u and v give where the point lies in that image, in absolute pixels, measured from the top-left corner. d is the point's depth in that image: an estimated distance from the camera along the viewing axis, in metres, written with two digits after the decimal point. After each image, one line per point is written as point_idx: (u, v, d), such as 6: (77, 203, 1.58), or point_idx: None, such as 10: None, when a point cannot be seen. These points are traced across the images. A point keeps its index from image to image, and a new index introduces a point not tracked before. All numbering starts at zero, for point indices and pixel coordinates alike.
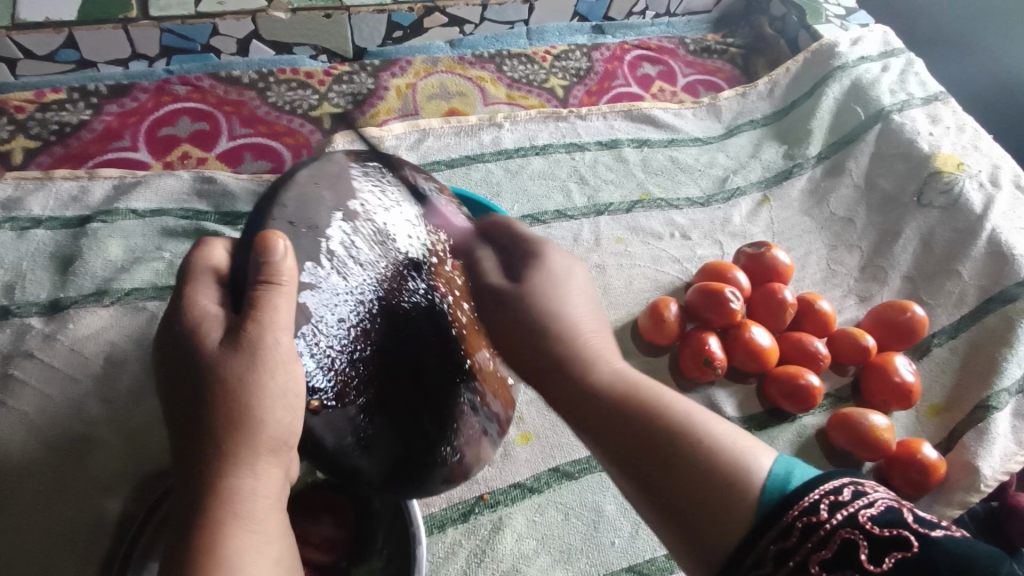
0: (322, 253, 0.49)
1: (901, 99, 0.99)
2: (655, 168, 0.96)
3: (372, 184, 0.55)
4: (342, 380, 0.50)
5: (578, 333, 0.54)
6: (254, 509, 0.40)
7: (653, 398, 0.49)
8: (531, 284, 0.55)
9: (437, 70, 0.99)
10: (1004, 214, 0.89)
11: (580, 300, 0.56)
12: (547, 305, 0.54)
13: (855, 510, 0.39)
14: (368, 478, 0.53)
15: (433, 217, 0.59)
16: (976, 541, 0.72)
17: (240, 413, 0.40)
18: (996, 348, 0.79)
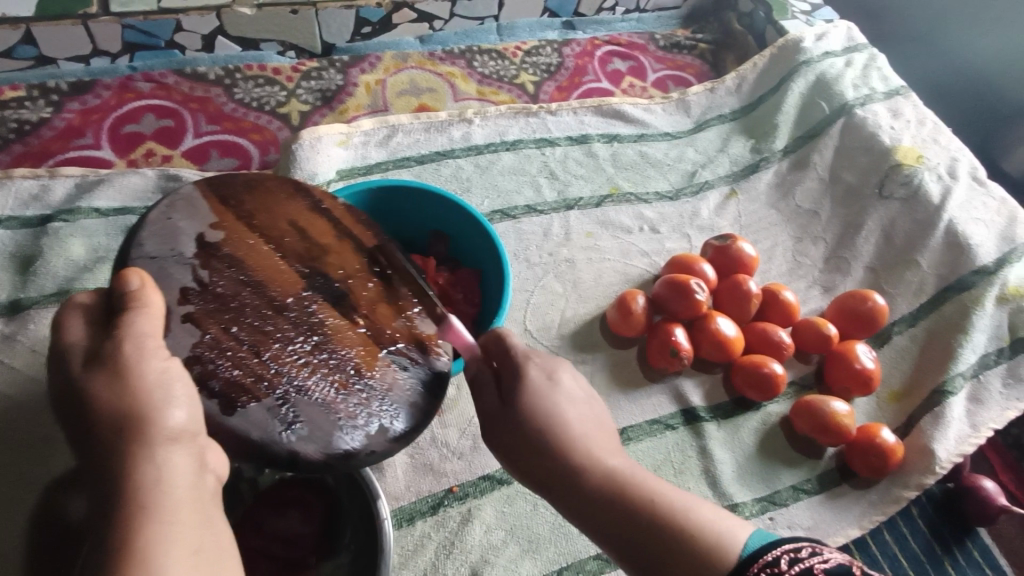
0: (193, 276, 0.54)
1: (864, 94, 1.01)
2: (624, 162, 0.97)
3: (240, 198, 0.59)
4: (245, 379, 0.52)
5: (574, 431, 0.53)
6: (160, 498, 0.40)
7: (637, 487, 0.50)
8: (529, 380, 0.54)
9: (406, 67, 0.99)
10: (961, 205, 0.91)
11: (573, 395, 0.55)
12: (544, 408, 0.53)
13: (810, 565, 0.44)
14: (310, 463, 0.52)
15: (321, 204, 0.62)
16: (931, 521, 0.75)
17: (131, 415, 0.42)
18: (952, 336, 0.82)
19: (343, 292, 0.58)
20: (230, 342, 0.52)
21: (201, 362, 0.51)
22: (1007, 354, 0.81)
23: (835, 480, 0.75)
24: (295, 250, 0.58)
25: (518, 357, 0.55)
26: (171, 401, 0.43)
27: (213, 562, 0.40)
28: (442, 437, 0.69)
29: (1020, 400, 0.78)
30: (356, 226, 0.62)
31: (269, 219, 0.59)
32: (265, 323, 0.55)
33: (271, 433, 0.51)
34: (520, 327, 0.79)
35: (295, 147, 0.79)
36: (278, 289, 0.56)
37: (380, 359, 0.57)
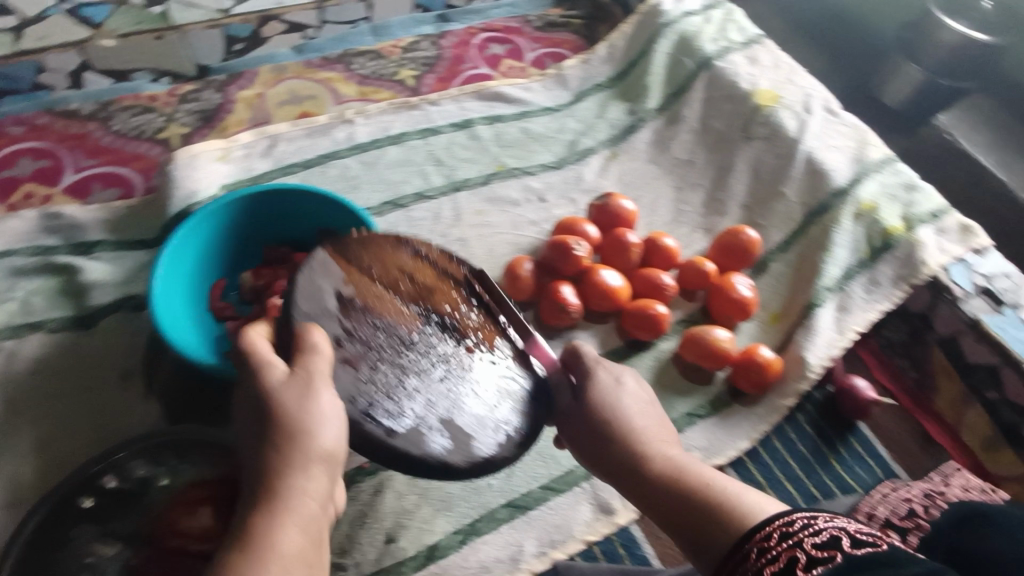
0: (341, 325, 0.59)
1: (722, 46, 1.08)
2: (507, 140, 1.02)
3: (357, 253, 0.63)
4: (392, 408, 0.58)
5: (638, 429, 0.60)
6: (293, 504, 0.47)
7: (696, 479, 0.55)
8: (597, 380, 0.63)
9: (285, 78, 1.01)
10: (817, 135, 0.98)
11: (640, 400, 0.63)
12: (604, 404, 0.61)
13: (847, 524, 0.45)
14: (455, 469, 0.58)
15: (419, 249, 0.67)
16: (816, 424, 0.83)
17: (289, 428, 0.49)
18: (817, 255, 0.89)
19: (452, 320, 0.65)
20: (389, 377, 0.59)
21: (359, 399, 0.57)
22: (867, 263, 0.88)
23: (725, 401, 0.82)
24: (408, 292, 0.64)
25: (589, 362, 0.64)
26: (330, 418, 0.50)
27: (312, 561, 0.47)
28: None
29: (880, 302, 0.86)
30: (445, 262, 0.68)
31: (382, 271, 0.64)
32: (401, 356, 0.61)
33: (437, 449, 0.57)
34: None
35: (171, 169, 0.81)
36: (402, 325, 0.62)
37: (491, 365, 0.64)
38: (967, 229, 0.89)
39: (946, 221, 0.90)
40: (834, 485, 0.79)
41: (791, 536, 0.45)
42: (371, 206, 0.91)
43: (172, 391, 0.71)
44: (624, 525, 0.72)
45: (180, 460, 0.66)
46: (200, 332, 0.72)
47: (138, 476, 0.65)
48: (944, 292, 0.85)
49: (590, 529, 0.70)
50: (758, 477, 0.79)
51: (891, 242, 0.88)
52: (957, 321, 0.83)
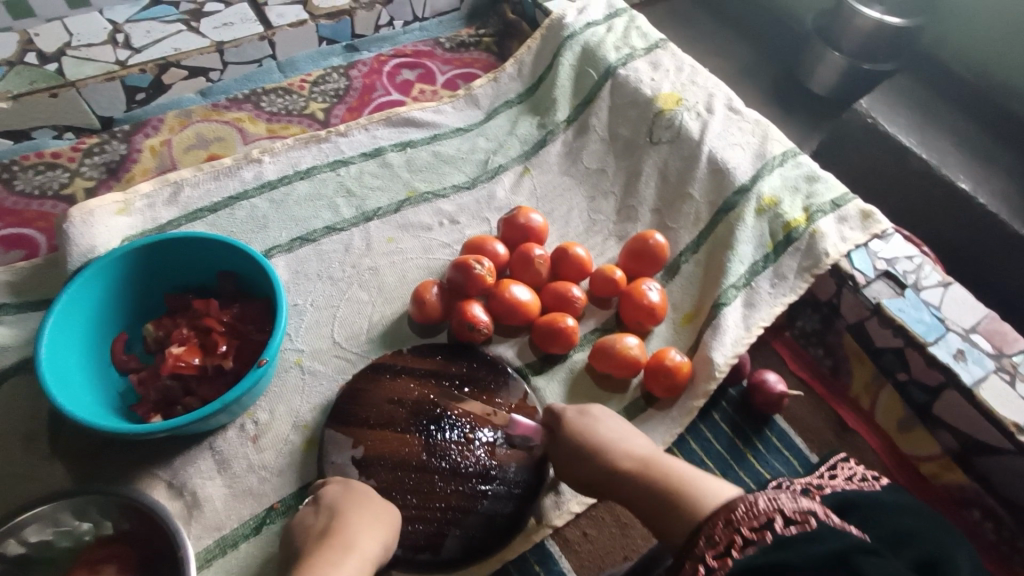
0: (367, 486, 0.71)
1: (624, 54, 1.09)
2: (418, 165, 1.03)
3: (348, 407, 0.76)
4: (431, 527, 0.69)
5: (611, 444, 0.67)
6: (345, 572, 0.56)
7: (662, 472, 0.62)
8: (567, 418, 0.70)
9: (192, 122, 1.01)
10: (719, 134, 1.00)
11: (613, 419, 0.71)
12: (580, 433, 0.68)
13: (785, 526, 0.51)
14: (495, 544, 0.69)
15: (395, 365, 0.79)
16: (732, 420, 0.83)
17: (342, 541, 0.59)
18: (723, 253, 0.91)
19: (444, 424, 0.76)
20: (409, 505, 0.70)
21: (409, 533, 0.69)
22: (772, 257, 0.89)
23: (641, 407, 0.82)
24: (403, 420, 0.76)
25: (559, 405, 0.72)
26: (369, 548, 0.60)
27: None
28: (259, 461, 0.73)
29: (786, 295, 0.87)
30: (425, 363, 0.80)
31: (365, 403, 0.76)
32: (420, 481, 0.72)
33: (467, 548, 0.69)
34: (329, 341, 0.83)
35: (66, 227, 0.80)
36: (407, 454, 0.73)
37: (488, 451, 0.74)
38: (868, 215, 0.90)
39: (847, 209, 0.91)
40: (751, 481, 0.79)
41: (734, 521, 0.52)
42: (280, 243, 0.91)
43: (79, 451, 0.71)
44: (539, 541, 0.73)
45: (79, 520, 0.64)
46: (102, 387, 0.72)
47: (40, 539, 0.63)
48: (848, 279, 0.85)
49: (502, 550, 0.70)
50: None
51: (793, 235, 0.89)
52: (861, 307, 0.84)
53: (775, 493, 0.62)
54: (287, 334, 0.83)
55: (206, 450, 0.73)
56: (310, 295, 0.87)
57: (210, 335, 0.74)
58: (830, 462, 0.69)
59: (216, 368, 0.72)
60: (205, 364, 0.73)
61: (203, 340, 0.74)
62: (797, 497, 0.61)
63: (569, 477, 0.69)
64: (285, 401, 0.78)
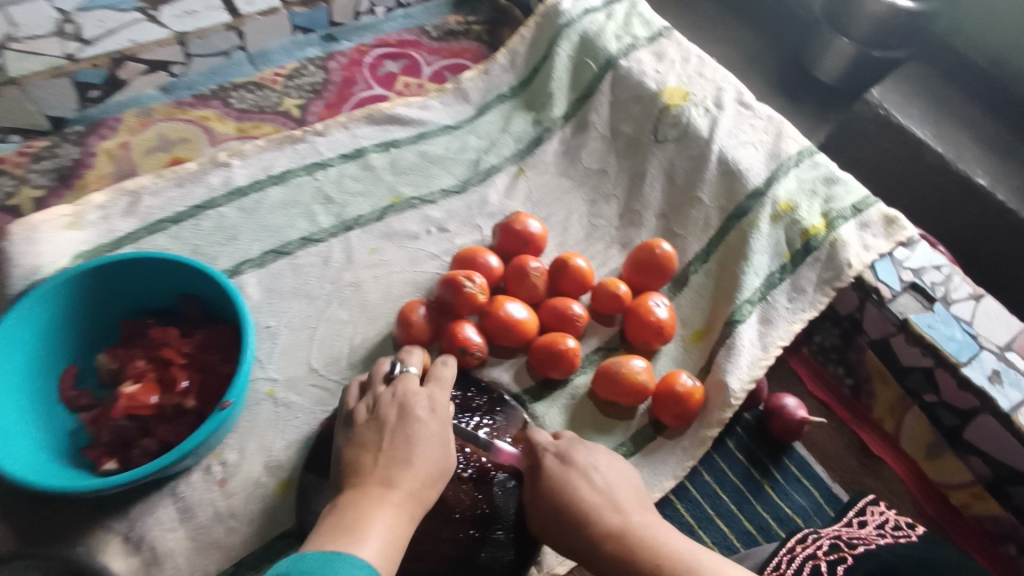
0: None
1: (626, 43, 1.01)
2: (403, 167, 0.94)
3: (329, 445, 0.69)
4: None
5: (591, 505, 0.58)
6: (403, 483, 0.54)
7: (651, 549, 0.53)
8: (547, 469, 0.62)
9: (153, 121, 0.92)
10: (730, 132, 0.92)
11: (609, 464, 0.63)
12: (562, 489, 0.60)
13: None
14: None
15: None
16: (749, 448, 0.77)
17: (401, 457, 0.55)
18: (736, 264, 0.83)
19: None
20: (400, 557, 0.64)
21: None
22: (789, 268, 0.82)
23: (650, 436, 0.75)
24: None
25: (542, 449, 0.64)
26: (429, 458, 0.56)
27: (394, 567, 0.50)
28: (227, 509, 0.67)
29: (804, 311, 0.80)
30: None
31: None
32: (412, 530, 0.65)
33: None
34: (306, 368, 0.76)
35: (6, 245, 0.73)
36: None
37: (488, 494, 0.67)
38: (892, 221, 0.83)
39: (869, 214, 0.83)
40: (769, 516, 0.73)
41: None
42: (251, 257, 0.83)
43: (26, 503, 0.64)
44: None
45: None
46: (48, 430, 0.65)
47: None
48: (872, 293, 0.78)
49: None
50: (688, 516, 0.73)
51: (812, 243, 0.82)
52: (886, 322, 0.77)
53: (801, 548, 0.56)
54: (259, 361, 0.75)
55: (167, 497, 0.66)
56: (284, 315, 0.79)
57: (169, 369, 0.66)
58: (857, 504, 0.63)
59: (175, 407, 0.65)
60: (164, 403, 0.65)
61: (160, 375, 0.67)
62: (826, 557, 0.55)
63: (548, 540, 0.60)
64: (257, 438, 0.71)
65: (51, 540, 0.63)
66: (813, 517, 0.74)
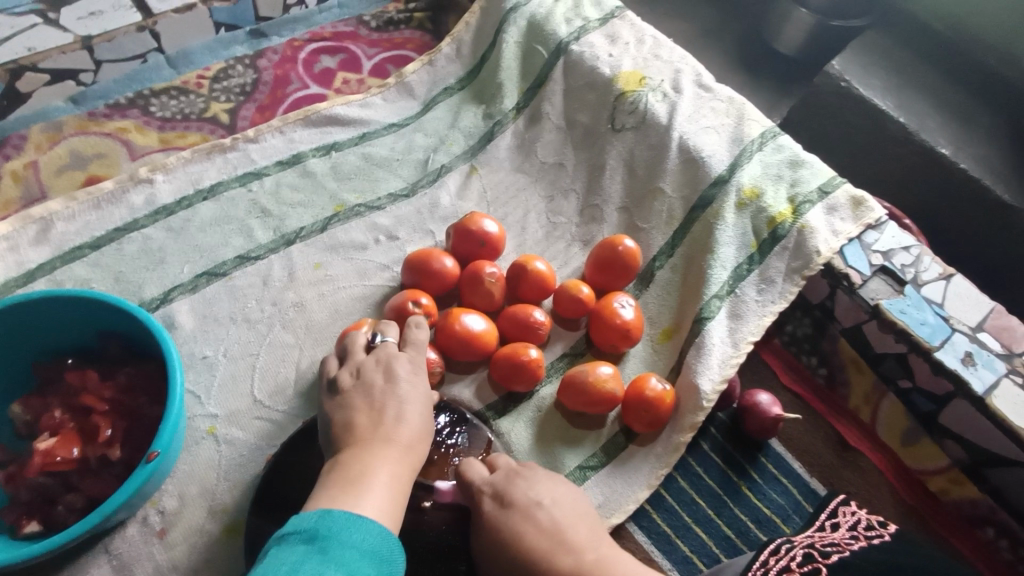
0: None
1: (577, 26, 0.95)
2: (346, 172, 0.88)
3: (277, 486, 0.63)
4: None
5: (542, 549, 0.54)
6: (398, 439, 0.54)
7: None
8: (488, 516, 0.58)
9: (64, 137, 0.84)
10: (689, 117, 0.88)
11: (556, 497, 0.59)
12: (507, 534, 0.56)
13: None
14: None
15: None
16: (724, 449, 0.74)
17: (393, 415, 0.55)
18: (702, 256, 0.80)
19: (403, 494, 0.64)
20: None
21: None
22: (757, 258, 0.79)
23: (621, 445, 0.72)
24: None
25: (478, 492, 0.59)
26: (422, 418, 0.56)
27: (396, 518, 0.50)
28: (168, 563, 0.61)
29: (774, 303, 0.77)
30: None
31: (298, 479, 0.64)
32: None
33: None
34: (248, 401, 0.70)
35: None
36: None
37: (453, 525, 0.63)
38: (859, 203, 0.80)
39: (836, 197, 0.80)
40: (749, 519, 0.70)
41: None
42: (181, 282, 0.76)
43: None
44: None
45: None
46: None
47: None
48: (842, 279, 0.75)
49: None
50: (665, 527, 0.70)
51: (779, 231, 0.79)
52: (857, 309, 0.75)
53: (774, 561, 0.52)
54: (196, 397, 0.69)
55: (100, 555, 0.61)
56: (222, 343, 0.73)
57: (90, 417, 0.60)
58: (828, 506, 0.61)
59: (100, 459, 0.59)
60: (86, 455, 0.59)
61: (81, 425, 0.60)
62: (800, 569, 0.51)
63: None
64: (198, 482, 0.65)
65: None
66: (793, 516, 0.71)
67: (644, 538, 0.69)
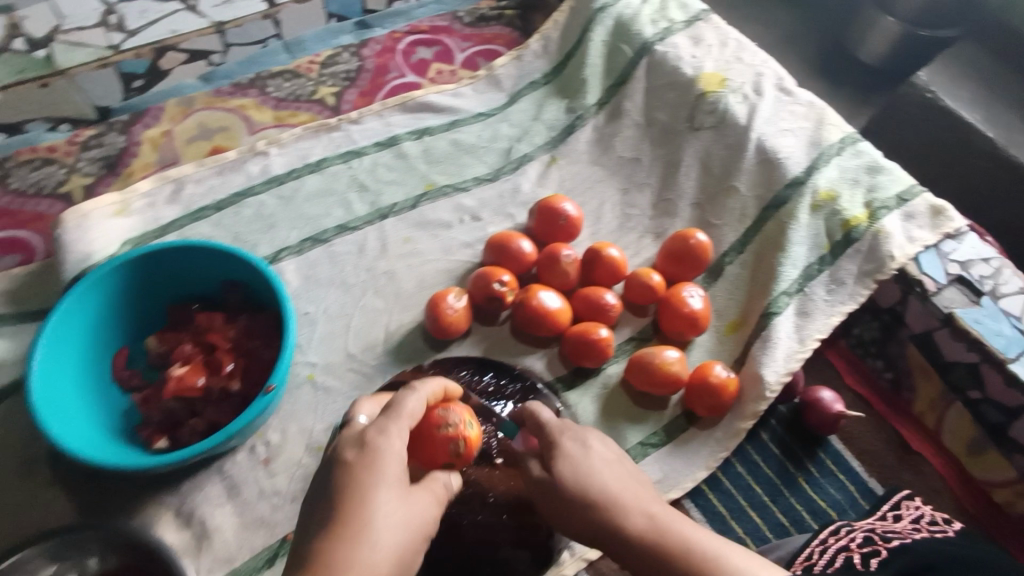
0: None
1: (662, 28, 0.99)
2: (436, 156, 0.95)
3: None
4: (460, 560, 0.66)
5: (612, 492, 0.52)
6: (372, 530, 0.46)
7: (679, 542, 0.48)
8: (560, 450, 0.55)
9: (193, 111, 0.94)
10: (769, 119, 0.90)
11: (604, 454, 0.55)
12: (578, 470, 0.54)
13: None
14: None
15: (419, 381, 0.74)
16: (784, 441, 0.77)
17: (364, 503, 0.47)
18: (774, 254, 0.82)
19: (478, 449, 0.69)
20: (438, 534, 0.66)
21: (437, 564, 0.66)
22: (829, 260, 0.81)
23: (682, 426, 0.75)
24: None
25: (550, 429, 0.57)
26: (399, 527, 0.48)
27: None
28: (271, 488, 0.69)
29: (844, 304, 0.79)
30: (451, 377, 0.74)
31: None
32: (451, 511, 0.67)
33: None
34: (343, 354, 0.78)
35: (60, 233, 0.75)
36: None
37: None
38: (939, 212, 0.80)
39: (914, 205, 0.81)
40: (804, 509, 0.73)
41: None
42: (289, 245, 0.85)
43: (84, 477, 0.68)
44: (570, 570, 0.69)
45: (84, 554, 0.62)
46: (104, 409, 0.68)
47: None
48: (915, 285, 0.77)
49: None
50: (720, 507, 0.73)
51: (854, 235, 0.80)
52: (930, 316, 0.75)
53: (834, 540, 0.55)
54: (299, 346, 0.77)
55: (215, 475, 0.69)
56: (322, 302, 0.81)
57: (215, 353, 0.69)
58: (891, 499, 0.62)
59: (221, 391, 0.67)
60: (211, 385, 0.68)
61: (207, 359, 0.69)
62: (859, 549, 0.53)
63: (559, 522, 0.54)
64: (298, 421, 0.73)
65: (109, 512, 0.67)
66: (849, 511, 0.73)
67: (699, 516, 0.72)
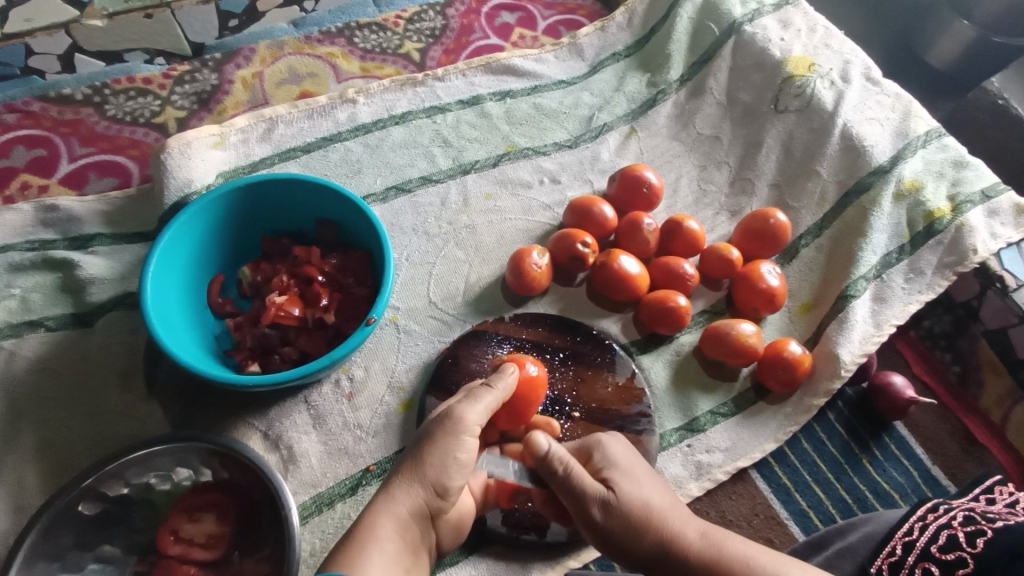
0: None
1: (752, 9, 0.99)
2: (518, 118, 0.95)
3: (451, 376, 0.72)
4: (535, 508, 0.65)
5: (666, 508, 0.53)
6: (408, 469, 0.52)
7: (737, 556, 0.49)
8: (612, 466, 0.55)
9: (284, 55, 0.95)
10: (855, 107, 0.90)
11: (649, 471, 0.56)
12: (632, 483, 0.54)
13: None
14: None
15: (498, 332, 0.76)
16: (850, 423, 0.78)
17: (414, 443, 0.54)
18: (853, 239, 0.82)
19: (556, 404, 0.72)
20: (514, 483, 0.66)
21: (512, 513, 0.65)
22: (908, 249, 0.81)
23: (752, 399, 0.77)
24: None
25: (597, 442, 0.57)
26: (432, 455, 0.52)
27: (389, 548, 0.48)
28: (354, 420, 0.71)
29: (921, 292, 0.80)
30: (526, 331, 0.76)
31: (468, 372, 0.73)
32: None
33: (574, 533, 0.65)
34: (424, 301, 0.79)
35: (164, 157, 0.77)
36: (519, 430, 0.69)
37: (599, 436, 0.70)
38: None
39: (999, 202, 0.81)
40: (867, 489, 0.74)
41: None
42: (374, 192, 0.87)
43: (174, 394, 0.69)
44: None
45: (178, 465, 0.64)
46: (200, 329, 0.70)
47: (141, 481, 0.63)
48: (995, 281, 0.78)
49: None
50: (785, 479, 0.74)
51: (936, 226, 0.81)
52: (1007, 312, 0.76)
53: (933, 518, 0.55)
54: None
55: (301, 403, 0.71)
56: (405, 249, 0.83)
57: (311, 285, 0.71)
58: (983, 482, 0.61)
59: (317, 321, 0.70)
60: (306, 315, 0.70)
61: (303, 290, 0.71)
62: (962, 527, 0.54)
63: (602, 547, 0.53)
64: (381, 359, 0.75)
65: (198, 429, 0.68)
66: (912, 495, 0.74)
67: (764, 485, 0.74)
